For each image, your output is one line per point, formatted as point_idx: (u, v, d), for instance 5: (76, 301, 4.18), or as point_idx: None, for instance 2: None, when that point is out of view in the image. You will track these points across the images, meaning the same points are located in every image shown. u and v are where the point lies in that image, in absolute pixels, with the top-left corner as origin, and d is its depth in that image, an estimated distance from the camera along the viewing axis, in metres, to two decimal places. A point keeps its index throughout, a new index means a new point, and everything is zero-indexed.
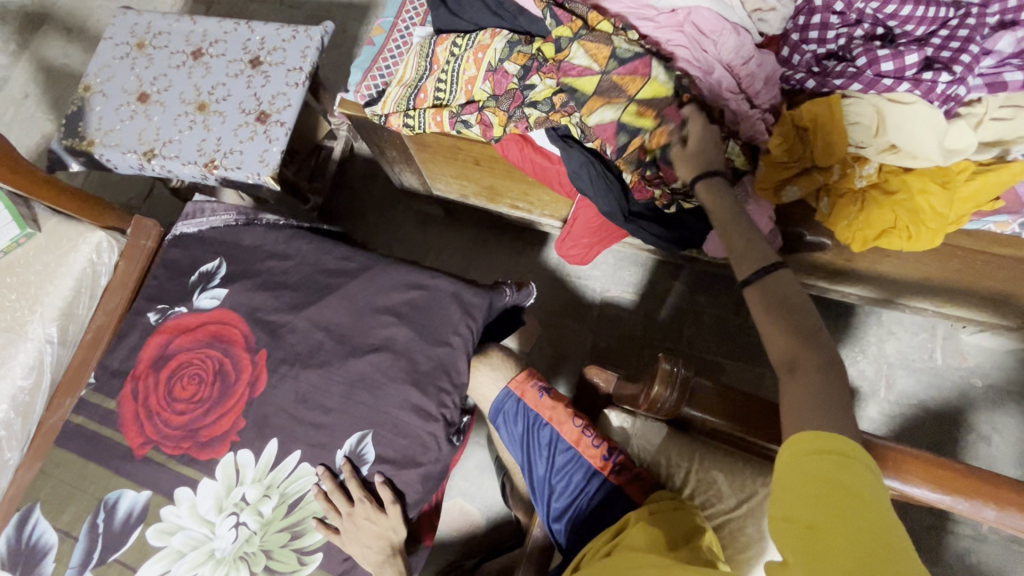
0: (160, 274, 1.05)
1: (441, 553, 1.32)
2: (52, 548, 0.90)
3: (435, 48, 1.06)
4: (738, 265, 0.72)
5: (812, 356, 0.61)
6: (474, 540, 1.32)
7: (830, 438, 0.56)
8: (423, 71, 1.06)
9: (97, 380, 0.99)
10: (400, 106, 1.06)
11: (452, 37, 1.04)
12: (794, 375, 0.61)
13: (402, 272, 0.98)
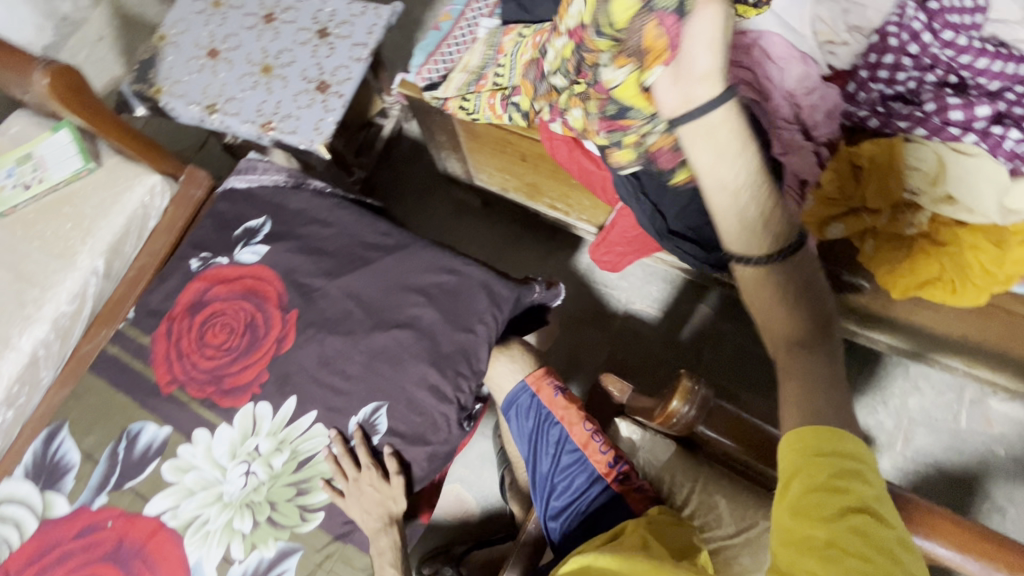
0: (207, 224, 1.08)
1: (433, 534, 1.34)
2: (73, 467, 0.95)
3: (502, 37, 1.10)
4: (741, 241, 0.64)
5: (819, 344, 0.61)
6: (467, 527, 1.34)
7: (825, 429, 0.56)
8: (488, 58, 1.10)
9: (135, 315, 1.03)
10: (459, 90, 1.09)
11: (520, 29, 1.09)
12: (797, 355, 0.61)
13: (437, 254, 1.00)
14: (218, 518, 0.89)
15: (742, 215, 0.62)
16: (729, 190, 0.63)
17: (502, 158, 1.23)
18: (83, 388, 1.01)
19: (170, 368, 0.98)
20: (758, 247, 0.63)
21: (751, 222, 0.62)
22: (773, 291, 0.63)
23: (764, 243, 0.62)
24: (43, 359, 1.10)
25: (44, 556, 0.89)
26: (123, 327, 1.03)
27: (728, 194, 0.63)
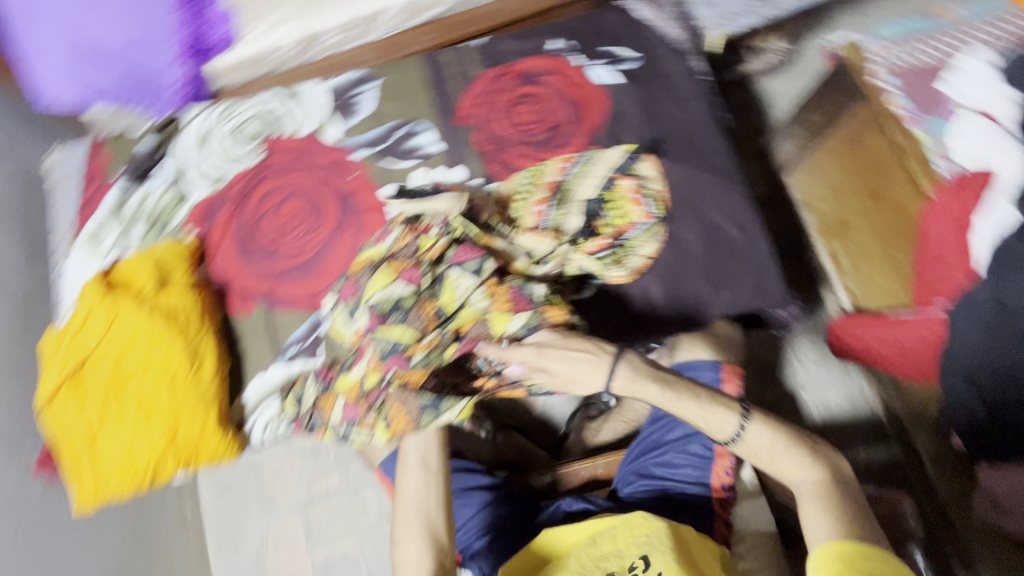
0: (590, 21, 1.07)
1: None
2: (357, 113, 1.03)
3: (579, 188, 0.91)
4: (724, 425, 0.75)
5: (843, 485, 0.70)
6: (523, 412, 1.24)
7: (852, 545, 0.64)
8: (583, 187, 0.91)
9: (482, 44, 1.07)
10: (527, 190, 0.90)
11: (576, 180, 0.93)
12: (826, 491, 0.69)
13: (746, 209, 0.94)
14: None
15: (699, 414, 0.76)
16: (674, 403, 0.76)
17: (849, 179, 1.07)
18: (404, 63, 1.07)
19: (475, 105, 1.01)
20: (709, 425, 0.76)
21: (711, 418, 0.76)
22: (753, 448, 0.74)
23: (706, 418, 0.75)
24: (381, 21, 1.14)
25: (299, 157, 1.00)
26: (466, 46, 1.07)
27: (671, 404, 0.77)
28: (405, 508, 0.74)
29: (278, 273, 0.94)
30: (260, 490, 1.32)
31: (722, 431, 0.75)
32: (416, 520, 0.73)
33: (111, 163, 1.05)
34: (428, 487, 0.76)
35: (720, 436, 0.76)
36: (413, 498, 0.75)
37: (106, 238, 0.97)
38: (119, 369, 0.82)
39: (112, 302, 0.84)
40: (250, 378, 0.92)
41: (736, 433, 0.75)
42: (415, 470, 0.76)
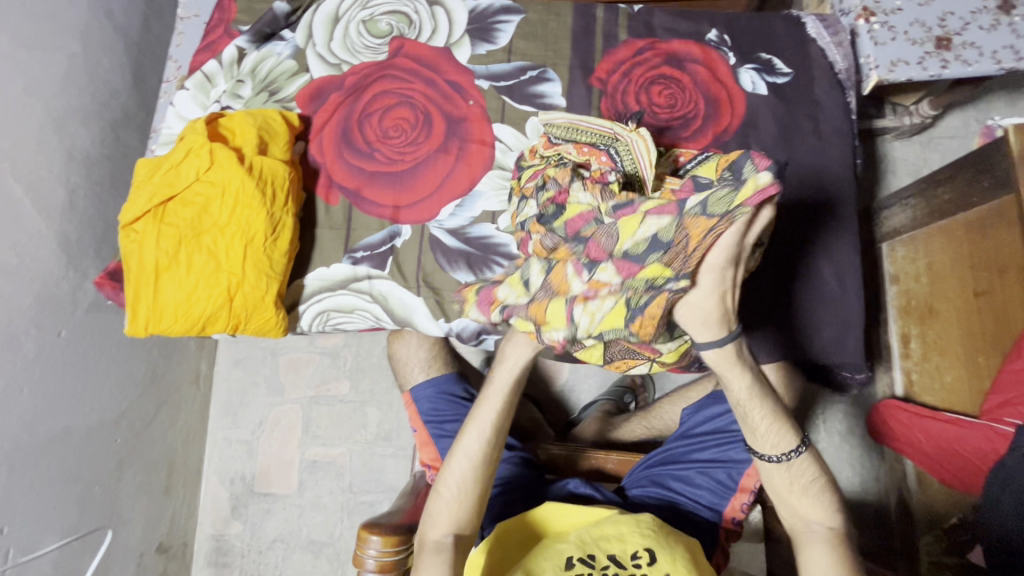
0: (753, 22, 1.02)
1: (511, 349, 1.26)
2: (491, 43, 1.00)
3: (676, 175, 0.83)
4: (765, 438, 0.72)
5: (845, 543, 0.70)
6: (542, 383, 1.27)
7: None
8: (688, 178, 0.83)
9: (636, 11, 1.02)
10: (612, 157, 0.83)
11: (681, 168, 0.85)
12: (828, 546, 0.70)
13: (848, 261, 0.91)
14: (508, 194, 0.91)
15: (754, 424, 0.71)
16: (743, 408, 0.70)
17: (957, 267, 1.02)
18: (553, 5, 1.03)
19: (612, 71, 0.98)
20: (760, 439, 0.71)
21: (755, 426, 0.71)
22: (786, 477, 0.72)
23: (761, 433, 0.71)
24: None
25: (421, 66, 0.97)
26: (620, 7, 1.03)
27: (739, 405, 0.70)
28: (459, 456, 0.75)
29: (370, 173, 0.93)
30: (274, 373, 1.36)
31: (767, 450, 0.71)
32: (464, 484, 0.74)
33: (240, 14, 1.03)
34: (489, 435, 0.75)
35: (759, 450, 0.72)
36: (474, 442, 0.75)
37: (216, 87, 0.98)
38: (202, 215, 0.82)
39: (212, 145, 0.82)
40: (314, 266, 0.91)
41: (778, 458, 0.71)
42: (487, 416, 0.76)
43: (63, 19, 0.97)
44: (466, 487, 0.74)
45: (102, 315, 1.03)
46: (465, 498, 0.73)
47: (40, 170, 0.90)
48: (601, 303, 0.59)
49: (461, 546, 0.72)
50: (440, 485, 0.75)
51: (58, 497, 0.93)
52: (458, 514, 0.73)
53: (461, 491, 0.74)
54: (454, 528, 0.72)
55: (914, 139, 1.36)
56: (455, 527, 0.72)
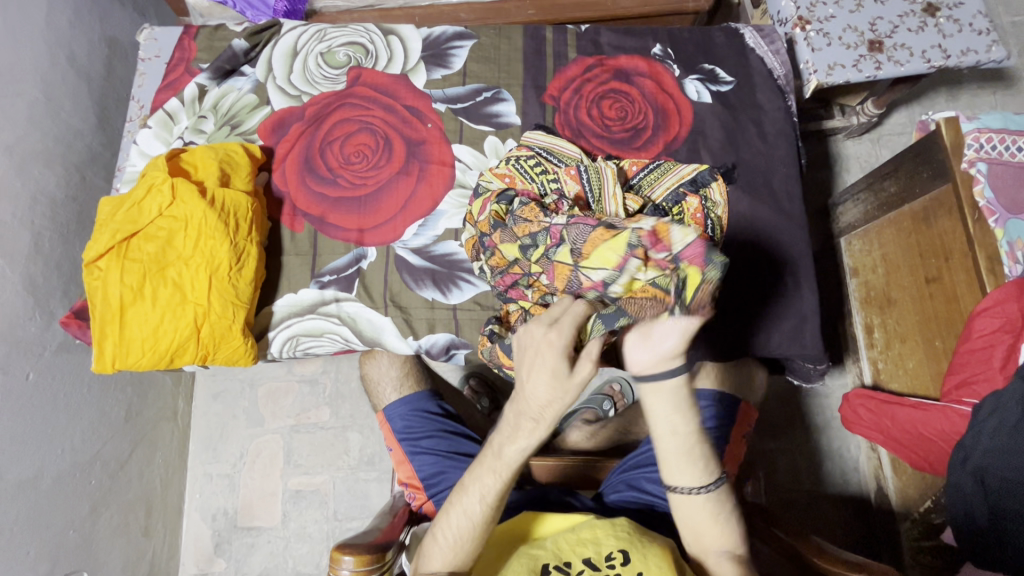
0: (695, 36, 1.07)
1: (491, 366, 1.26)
2: (446, 67, 1.03)
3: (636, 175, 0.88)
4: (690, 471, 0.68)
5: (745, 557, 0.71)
6: None
7: None
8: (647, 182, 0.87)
9: (584, 30, 1.07)
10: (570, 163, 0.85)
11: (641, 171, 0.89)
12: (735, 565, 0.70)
13: (800, 255, 0.94)
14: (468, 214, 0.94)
15: (685, 458, 0.68)
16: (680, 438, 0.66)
17: (908, 256, 1.06)
18: (504, 29, 1.07)
19: (563, 88, 1.02)
20: (697, 471, 0.69)
21: (695, 461, 0.67)
22: (712, 508, 0.70)
23: (698, 465, 0.67)
24: None
25: (379, 94, 1.00)
26: (568, 28, 1.07)
27: (677, 438, 0.66)
28: (473, 490, 0.68)
29: (334, 200, 0.95)
30: (253, 405, 1.36)
31: (693, 481, 0.69)
32: (463, 541, 0.68)
33: (200, 53, 1.06)
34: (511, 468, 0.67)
35: (685, 483, 0.69)
36: (498, 477, 0.68)
37: (179, 124, 1.00)
38: (166, 249, 0.83)
39: (173, 180, 0.84)
40: (282, 293, 0.93)
41: (701, 490, 0.69)
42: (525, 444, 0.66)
43: (24, 66, 0.98)
44: (468, 528, 0.68)
45: (71, 356, 1.03)
46: (462, 539, 0.68)
47: (2, 215, 0.91)
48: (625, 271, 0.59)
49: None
50: (443, 521, 0.70)
51: (29, 542, 0.91)
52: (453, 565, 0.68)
53: (462, 535, 0.68)
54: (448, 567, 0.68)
55: (864, 137, 1.42)
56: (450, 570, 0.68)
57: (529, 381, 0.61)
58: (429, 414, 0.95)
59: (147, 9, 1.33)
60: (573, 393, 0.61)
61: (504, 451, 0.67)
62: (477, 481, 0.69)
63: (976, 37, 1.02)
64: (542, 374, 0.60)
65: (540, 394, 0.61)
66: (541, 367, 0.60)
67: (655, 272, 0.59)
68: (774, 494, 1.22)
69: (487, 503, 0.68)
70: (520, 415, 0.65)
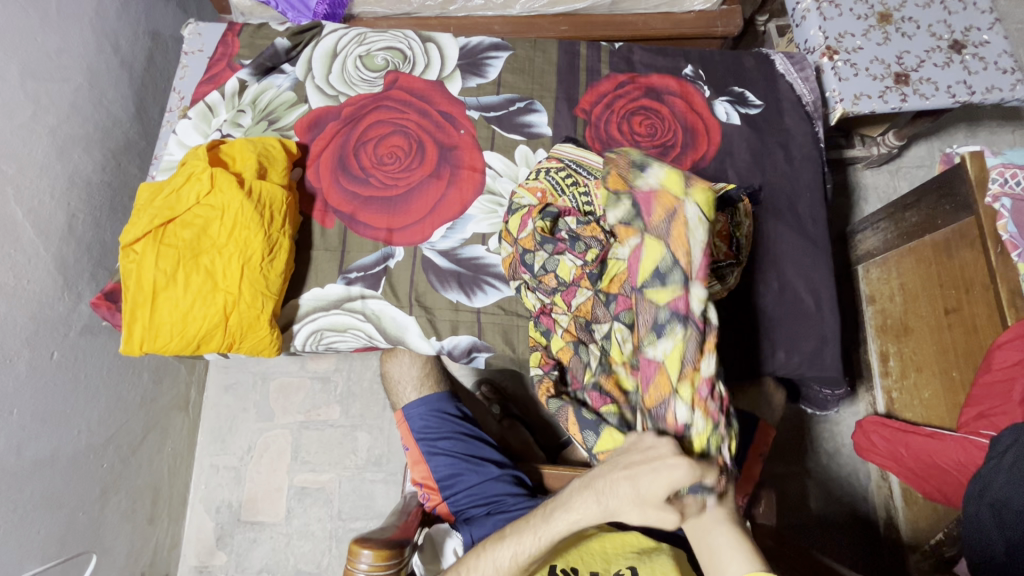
0: (725, 60, 1.09)
1: (503, 373, 1.26)
2: (482, 76, 1.06)
3: None
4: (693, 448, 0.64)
5: None
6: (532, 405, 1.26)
7: None
8: None
9: (617, 48, 1.10)
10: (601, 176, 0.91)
11: None
12: None
13: (822, 278, 0.95)
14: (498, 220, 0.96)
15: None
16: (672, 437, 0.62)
17: (928, 286, 1.07)
18: (540, 42, 1.09)
19: (595, 103, 1.04)
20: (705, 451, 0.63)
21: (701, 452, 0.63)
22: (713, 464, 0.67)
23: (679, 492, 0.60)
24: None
25: (415, 98, 1.02)
26: (602, 45, 1.10)
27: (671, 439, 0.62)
28: (508, 542, 0.67)
29: (364, 198, 0.96)
30: (264, 399, 1.36)
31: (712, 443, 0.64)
32: None
33: (242, 49, 1.09)
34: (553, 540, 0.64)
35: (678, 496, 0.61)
36: (536, 542, 0.65)
37: (217, 117, 1.02)
38: (201, 236, 0.84)
39: (213, 170, 0.85)
40: (309, 287, 0.94)
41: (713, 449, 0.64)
42: (575, 518, 0.62)
43: (72, 53, 1.01)
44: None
45: (94, 338, 1.04)
46: None
47: (41, 195, 0.93)
48: (696, 417, 0.64)
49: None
50: (470, 561, 0.69)
51: (41, 522, 0.91)
52: None
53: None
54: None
55: (884, 168, 1.43)
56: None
57: (622, 475, 0.59)
58: (447, 415, 0.95)
59: (190, 5, 1.36)
60: (648, 517, 0.57)
61: (553, 517, 0.64)
62: (516, 536, 0.67)
63: (1001, 75, 1.04)
64: (636, 481, 0.57)
65: (620, 490, 0.58)
66: (648, 478, 0.57)
67: (711, 423, 0.64)
68: (782, 519, 1.21)
69: (517, 563, 0.66)
70: (586, 485, 0.62)
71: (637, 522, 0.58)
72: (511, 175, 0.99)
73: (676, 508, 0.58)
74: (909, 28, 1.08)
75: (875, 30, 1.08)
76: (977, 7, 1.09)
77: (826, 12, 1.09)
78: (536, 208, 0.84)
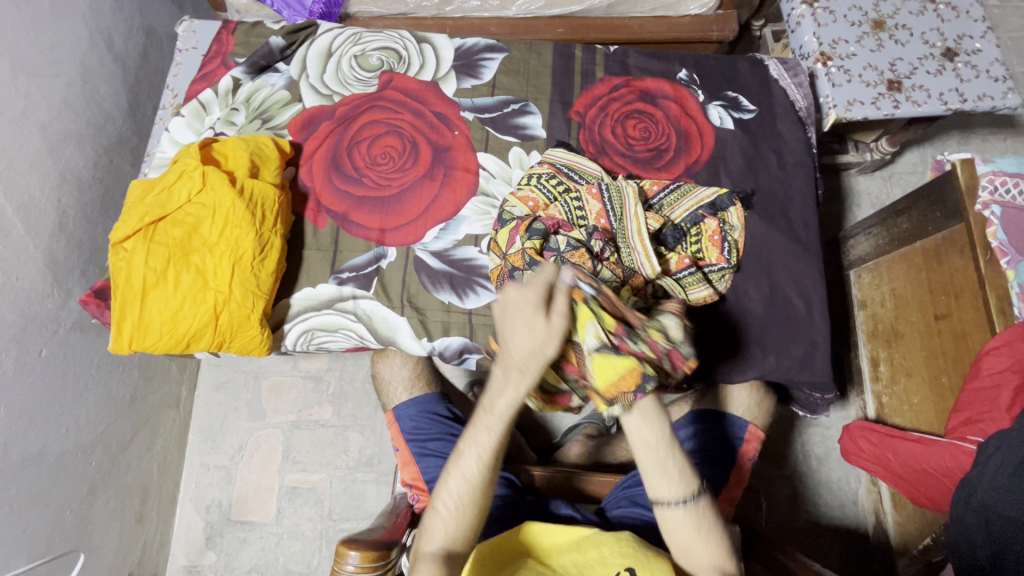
0: (720, 64, 1.09)
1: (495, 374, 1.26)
2: (477, 77, 1.06)
3: (655, 197, 0.93)
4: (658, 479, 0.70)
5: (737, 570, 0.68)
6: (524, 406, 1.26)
7: None
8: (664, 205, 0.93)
9: (612, 51, 1.10)
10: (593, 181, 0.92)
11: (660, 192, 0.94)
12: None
13: (814, 283, 0.95)
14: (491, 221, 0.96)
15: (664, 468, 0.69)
16: (653, 449, 0.70)
17: (918, 292, 1.08)
18: (535, 44, 1.09)
19: (589, 106, 1.04)
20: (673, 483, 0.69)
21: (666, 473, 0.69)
22: (695, 519, 0.69)
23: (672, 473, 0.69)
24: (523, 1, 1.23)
25: (409, 99, 1.02)
26: (597, 48, 1.10)
27: (652, 448, 0.70)
28: (467, 452, 0.70)
29: (358, 198, 0.96)
30: (255, 398, 1.35)
31: (676, 494, 0.69)
32: (463, 500, 0.70)
33: (236, 47, 1.08)
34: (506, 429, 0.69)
35: (668, 495, 0.69)
36: (490, 437, 0.70)
37: (211, 115, 1.02)
38: (192, 235, 0.84)
39: (205, 168, 0.85)
40: (301, 286, 0.93)
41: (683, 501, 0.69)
42: (512, 396, 0.69)
43: (64, 49, 1.01)
44: (467, 493, 0.69)
45: (84, 335, 1.03)
46: (464, 504, 0.69)
47: (31, 191, 0.92)
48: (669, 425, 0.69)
49: (447, 560, 0.68)
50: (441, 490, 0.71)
51: (28, 520, 0.91)
52: (456, 529, 0.69)
53: (462, 500, 0.70)
54: (449, 540, 0.68)
55: (877, 174, 1.44)
56: (447, 540, 0.69)
57: (511, 333, 0.66)
58: (437, 416, 0.95)
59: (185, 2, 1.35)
60: (550, 341, 0.66)
61: (491, 402, 0.70)
62: (472, 443, 0.70)
63: (993, 83, 1.05)
64: (527, 325, 0.65)
65: (518, 344, 0.65)
66: (523, 322, 0.65)
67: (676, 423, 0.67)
68: (771, 522, 1.21)
69: (483, 461, 0.70)
70: (506, 365, 0.68)
71: (547, 351, 0.66)
72: (505, 177, 0.99)
73: (559, 309, 0.65)
74: (902, 35, 1.08)
75: (869, 37, 1.08)
76: (970, 15, 1.09)
77: (820, 18, 1.09)
78: (523, 224, 0.85)
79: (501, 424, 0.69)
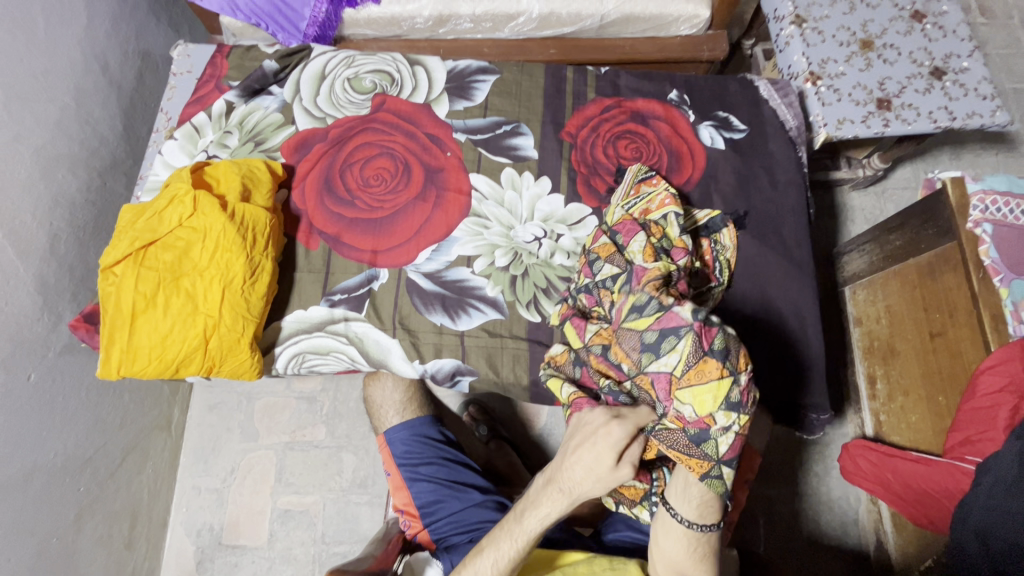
0: (710, 85, 1.10)
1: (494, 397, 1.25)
2: (469, 99, 1.06)
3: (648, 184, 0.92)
4: (693, 500, 0.70)
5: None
6: (519, 427, 1.24)
7: None
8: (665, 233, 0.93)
9: (603, 73, 1.11)
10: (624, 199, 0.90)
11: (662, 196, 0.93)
12: None
13: (807, 302, 0.95)
14: (482, 244, 0.95)
15: (690, 491, 0.70)
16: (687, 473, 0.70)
17: (912, 310, 1.07)
18: (526, 66, 1.10)
19: (581, 127, 1.05)
20: (697, 508, 0.70)
21: (699, 497, 0.69)
22: (692, 547, 0.71)
23: (696, 500, 0.69)
24: (516, 23, 1.25)
25: (402, 121, 1.03)
26: (588, 69, 1.11)
27: (681, 471, 0.70)
28: (488, 553, 0.72)
29: (350, 220, 0.96)
30: (248, 419, 1.34)
31: (690, 516, 0.70)
32: None
33: (230, 71, 1.09)
34: (529, 534, 0.71)
35: (683, 514, 0.70)
36: (516, 543, 0.71)
37: (204, 138, 1.02)
38: (182, 259, 0.84)
39: (196, 193, 0.85)
40: (292, 309, 0.93)
41: (692, 526, 0.70)
42: (546, 514, 0.70)
43: (58, 74, 1.01)
44: None
45: (74, 359, 1.02)
46: None
47: (23, 216, 0.92)
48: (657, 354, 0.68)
49: None
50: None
51: (13, 549, 0.89)
52: None
53: None
54: None
55: (870, 190, 1.45)
56: None
57: (575, 462, 0.68)
58: (429, 440, 0.96)
59: (182, 26, 1.37)
60: (607, 486, 0.67)
61: (525, 518, 0.71)
62: (494, 546, 0.73)
63: (981, 101, 1.06)
64: (595, 467, 0.66)
65: (576, 474, 0.68)
66: (590, 454, 0.67)
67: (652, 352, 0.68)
68: (769, 543, 1.20)
69: (498, 568, 0.72)
70: (549, 483, 0.70)
71: (598, 492, 0.67)
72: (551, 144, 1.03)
73: (626, 466, 0.67)
74: (890, 54, 1.09)
75: (857, 57, 1.09)
76: (957, 34, 1.10)
77: (808, 38, 1.11)
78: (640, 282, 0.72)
79: (529, 541, 0.71)
